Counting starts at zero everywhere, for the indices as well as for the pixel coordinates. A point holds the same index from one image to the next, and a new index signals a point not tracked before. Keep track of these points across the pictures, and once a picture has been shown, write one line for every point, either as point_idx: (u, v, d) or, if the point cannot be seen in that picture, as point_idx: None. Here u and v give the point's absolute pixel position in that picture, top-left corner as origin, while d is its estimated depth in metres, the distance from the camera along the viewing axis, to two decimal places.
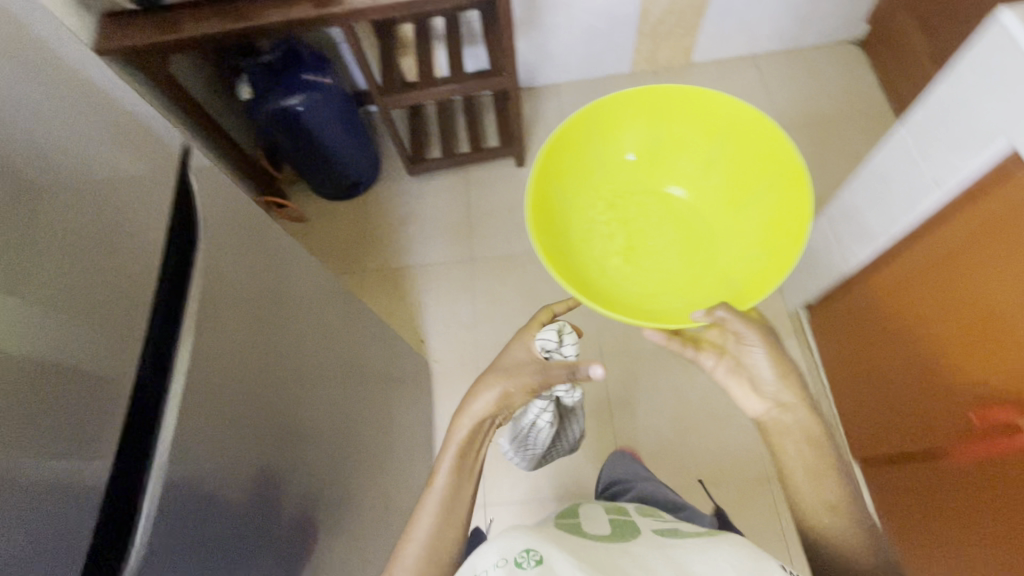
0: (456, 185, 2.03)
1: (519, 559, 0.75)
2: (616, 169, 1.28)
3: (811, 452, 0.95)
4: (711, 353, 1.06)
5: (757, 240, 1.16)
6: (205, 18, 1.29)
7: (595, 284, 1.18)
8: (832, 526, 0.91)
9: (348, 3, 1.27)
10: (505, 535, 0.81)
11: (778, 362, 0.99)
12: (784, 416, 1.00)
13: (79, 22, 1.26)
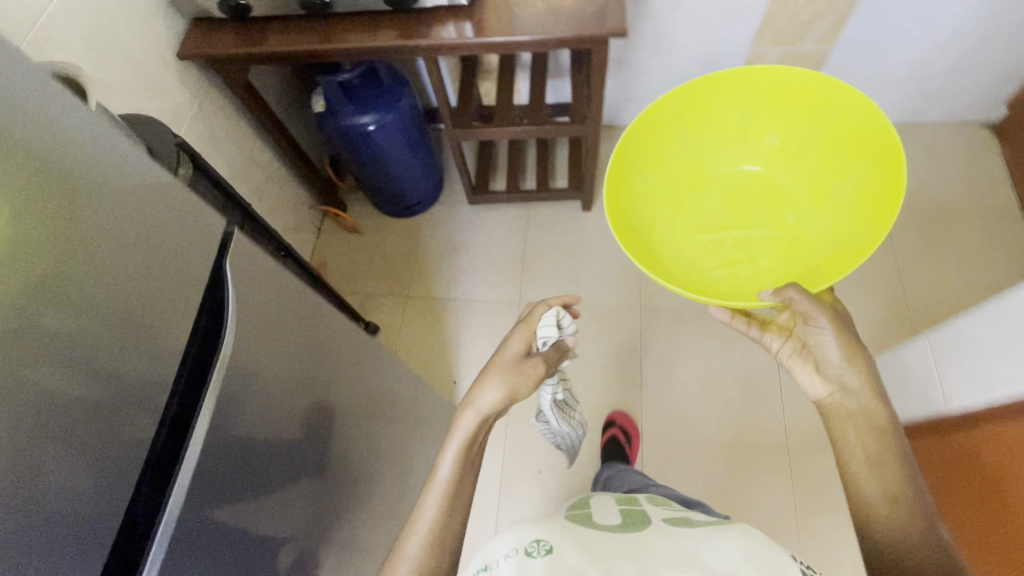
0: (515, 219, 1.94)
1: (529, 548, 0.78)
2: (700, 149, 1.22)
3: (873, 441, 0.81)
4: (778, 335, 0.97)
5: (847, 223, 1.08)
6: (289, 34, 1.26)
7: (672, 269, 1.14)
8: (890, 525, 0.75)
9: (433, 37, 1.20)
10: (517, 525, 0.84)
11: (848, 343, 0.86)
12: (848, 399, 0.86)
13: (168, 24, 1.26)
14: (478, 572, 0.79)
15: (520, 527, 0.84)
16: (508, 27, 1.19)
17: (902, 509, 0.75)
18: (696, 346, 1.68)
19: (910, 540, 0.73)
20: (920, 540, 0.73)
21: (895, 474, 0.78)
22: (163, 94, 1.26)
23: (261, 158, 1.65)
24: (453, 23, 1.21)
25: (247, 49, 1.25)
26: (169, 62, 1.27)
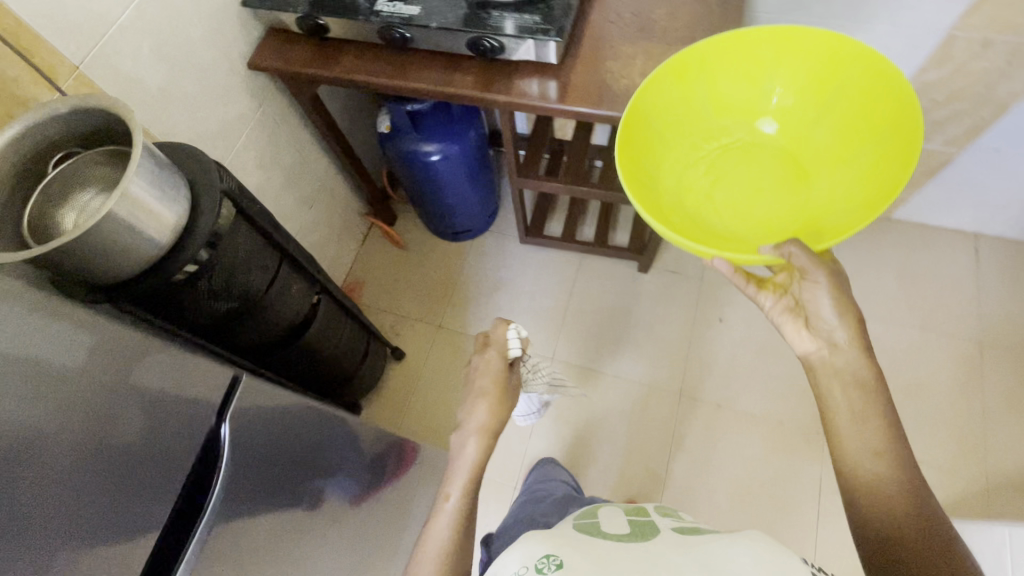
0: (566, 268, 1.83)
1: (539, 564, 0.70)
2: (713, 89, 1.06)
3: (857, 391, 0.81)
4: (771, 294, 0.92)
5: (869, 174, 0.93)
6: (362, 62, 1.18)
7: (667, 215, 1.01)
8: (866, 479, 0.76)
9: (511, 95, 1.10)
10: (525, 543, 0.76)
11: (843, 306, 0.82)
12: (836, 355, 0.84)
13: (245, 32, 1.21)
14: None
15: (524, 542, 0.77)
16: (594, 97, 1.07)
17: (882, 464, 0.75)
18: (731, 448, 1.55)
19: (882, 490, 0.74)
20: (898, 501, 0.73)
21: (877, 428, 0.78)
22: (228, 102, 1.22)
23: (317, 166, 1.60)
24: (535, 82, 1.11)
25: (318, 71, 1.18)
26: (240, 69, 1.22)
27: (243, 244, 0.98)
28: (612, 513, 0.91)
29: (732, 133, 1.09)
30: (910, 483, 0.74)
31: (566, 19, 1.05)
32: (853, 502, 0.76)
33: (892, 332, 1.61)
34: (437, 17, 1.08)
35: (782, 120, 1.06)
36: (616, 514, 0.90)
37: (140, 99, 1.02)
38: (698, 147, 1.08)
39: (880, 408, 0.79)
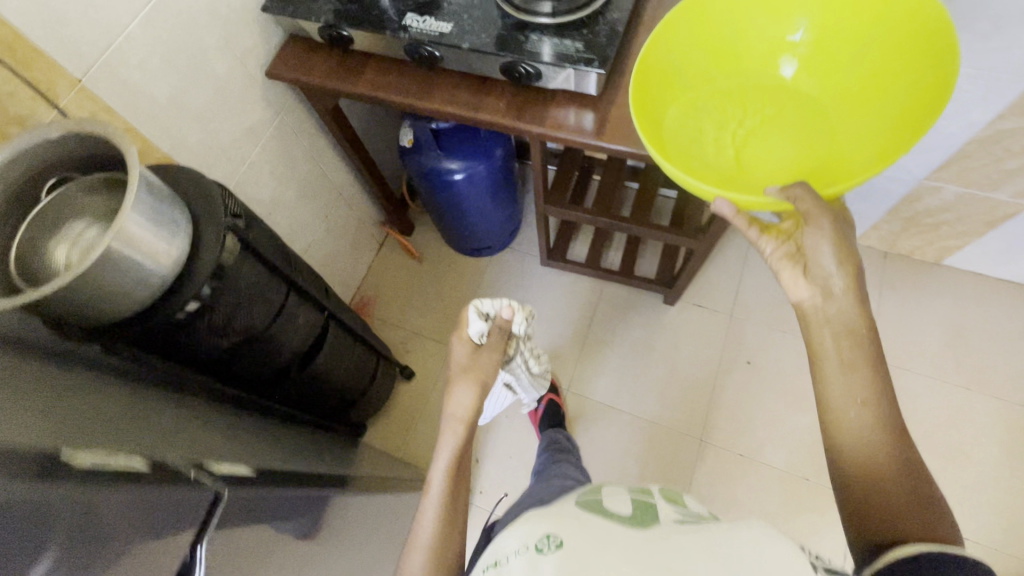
0: (588, 294, 1.75)
1: (539, 544, 0.62)
2: (738, 22, 0.99)
3: (846, 343, 0.76)
4: (774, 240, 0.87)
5: (892, 126, 0.88)
6: (385, 77, 1.09)
7: (677, 158, 0.97)
8: (852, 432, 0.72)
9: (545, 126, 1.01)
10: (527, 521, 0.68)
11: (845, 258, 0.78)
12: (828, 302, 0.79)
13: (265, 37, 1.14)
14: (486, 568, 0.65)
15: (528, 520, 0.70)
16: (636, 134, 0.98)
17: (867, 415, 0.71)
18: (753, 503, 1.46)
19: (869, 444, 0.70)
20: (880, 459, 0.69)
21: (863, 378, 0.73)
22: (242, 111, 1.14)
23: (334, 175, 1.52)
24: (573, 113, 1.02)
25: (340, 85, 1.10)
26: (256, 76, 1.15)
27: (245, 279, 0.91)
28: (615, 495, 0.75)
29: (751, 70, 1.01)
30: (895, 438, 0.70)
31: (612, 47, 0.96)
32: (839, 458, 0.72)
33: (935, 387, 1.54)
34: (470, 37, 0.99)
35: (806, 57, 0.98)
36: (621, 497, 0.74)
37: (148, 111, 0.94)
38: (715, 83, 1.01)
39: (872, 365, 0.73)
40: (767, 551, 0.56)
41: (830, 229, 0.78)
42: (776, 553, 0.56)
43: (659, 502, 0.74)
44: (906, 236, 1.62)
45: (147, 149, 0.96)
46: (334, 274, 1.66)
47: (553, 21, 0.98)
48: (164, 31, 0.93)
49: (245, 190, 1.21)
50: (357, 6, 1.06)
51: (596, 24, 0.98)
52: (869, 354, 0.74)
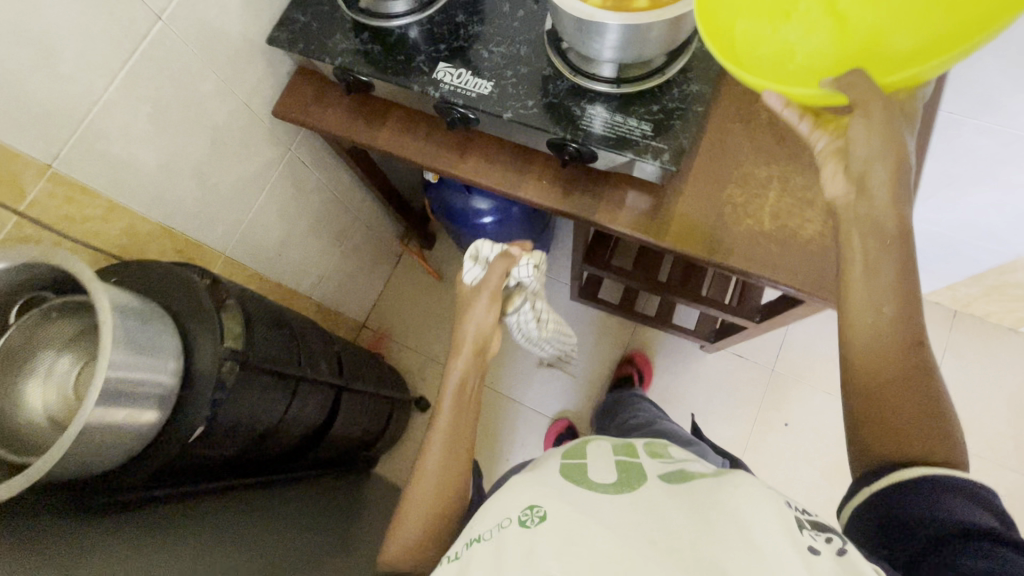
0: (618, 332, 1.63)
1: (522, 517, 0.58)
2: None
3: (871, 251, 0.57)
4: (827, 134, 0.63)
5: None
6: (409, 134, 0.94)
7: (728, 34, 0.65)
8: (868, 341, 0.56)
9: (594, 216, 0.86)
10: (510, 493, 0.65)
11: (891, 149, 0.56)
12: (862, 202, 0.58)
13: (273, 68, 0.97)
14: (469, 543, 0.61)
15: (518, 487, 0.65)
16: (704, 236, 0.82)
17: (885, 323, 0.55)
18: None
19: (881, 350, 0.55)
20: (899, 373, 0.53)
21: (890, 279, 0.55)
22: (246, 156, 1.00)
23: (350, 197, 1.39)
24: (629, 202, 0.86)
25: (359, 137, 0.95)
26: (262, 115, 0.99)
27: (247, 393, 0.82)
28: (593, 453, 0.69)
29: None
30: (913, 350, 0.54)
31: (688, 133, 0.77)
32: (848, 369, 0.57)
33: (987, 469, 1.43)
34: (514, 105, 0.82)
35: None
36: (600, 455, 0.69)
37: (136, 180, 0.82)
38: None
39: (906, 263, 0.55)
40: (745, 507, 0.51)
41: (882, 120, 0.56)
42: (754, 508, 0.51)
43: (646, 460, 0.67)
44: (982, 302, 1.45)
45: (137, 222, 0.84)
46: (349, 297, 1.56)
47: (615, 91, 0.79)
48: (151, 88, 0.78)
49: (251, 238, 1.09)
50: (380, 48, 0.88)
51: (670, 98, 0.79)
52: (907, 260, 0.56)
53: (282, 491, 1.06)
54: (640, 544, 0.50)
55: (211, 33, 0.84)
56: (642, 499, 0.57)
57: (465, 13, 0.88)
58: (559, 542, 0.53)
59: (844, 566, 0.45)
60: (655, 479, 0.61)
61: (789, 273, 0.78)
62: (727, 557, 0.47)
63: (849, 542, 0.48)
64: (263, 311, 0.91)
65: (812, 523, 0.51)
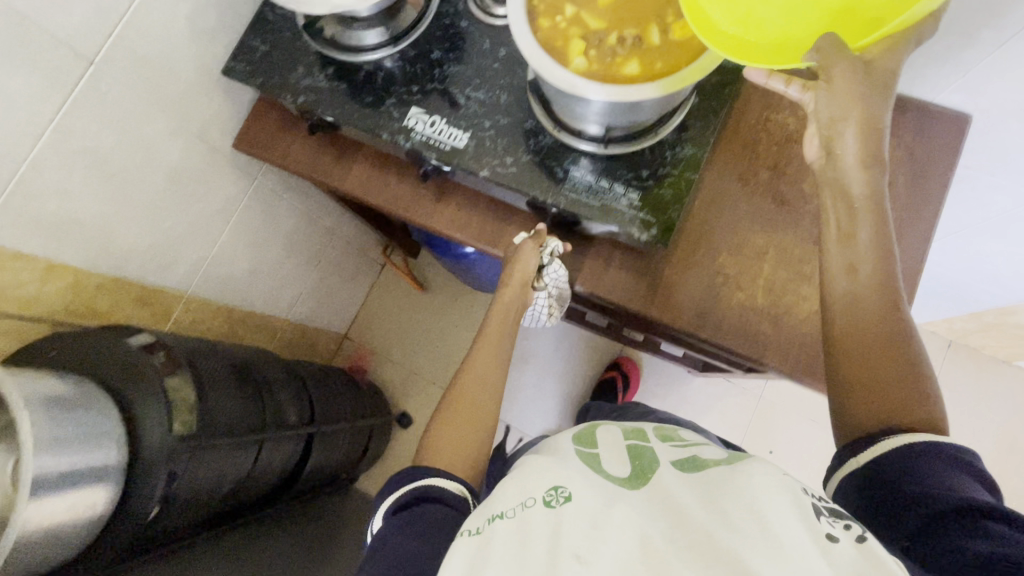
0: (605, 351, 1.59)
1: (546, 498, 0.51)
2: None
3: (847, 224, 0.58)
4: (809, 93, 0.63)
5: None
6: (378, 179, 0.86)
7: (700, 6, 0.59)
8: (844, 312, 0.57)
9: (576, 280, 0.80)
10: (526, 470, 0.57)
11: (868, 125, 0.57)
12: (829, 168, 0.59)
13: (232, 96, 0.89)
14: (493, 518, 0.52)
15: (530, 466, 0.57)
16: (692, 309, 0.77)
17: (862, 284, 0.57)
18: None
19: (859, 318, 0.56)
20: (874, 348, 0.55)
21: (868, 248, 0.57)
22: (206, 192, 0.93)
23: (328, 215, 1.31)
24: (613, 267, 0.80)
25: (329, 179, 0.87)
26: (222, 149, 0.91)
27: (207, 463, 0.77)
28: (603, 438, 0.60)
29: None
30: (882, 328, 0.56)
31: (679, 206, 0.71)
32: (835, 341, 0.58)
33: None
34: (491, 161, 0.75)
35: None
36: (611, 441, 0.60)
37: (77, 235, 0.75)
38: None
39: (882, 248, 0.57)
40: (764, 498, 0.46)
41: (847, 87, 0.56)
42: (771, 497, 0.46)
43: (657, 444, 0.58)
44: (978, 336, 1.40)
45: (82, 277, 0.78)
46: (328, 312, 1.50)
47: (601, 151, 0.73)
48: (86, 137, 0.71)
49: (216, 272, 1.03)
50: (347, 86, 0.80)
51: (661, 163, 0.72)
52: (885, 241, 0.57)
53: (260, 533, 1.02)
54: (656, 538, 0.45)
55: (156, 69, 0.76)
56: (657, 488, 0.50)
57: (441, 49, 0.79)
58: (584, 526, 0.47)
59: (864, 558, 0.42)
60: (669, 466, 0.53)
61: (780, 355, 0.74)
62: (749, 548, 0.43)
63: (867, 530, 0.45)
64: (221, 372, 0.85)
65: (827, 509, 0.47)
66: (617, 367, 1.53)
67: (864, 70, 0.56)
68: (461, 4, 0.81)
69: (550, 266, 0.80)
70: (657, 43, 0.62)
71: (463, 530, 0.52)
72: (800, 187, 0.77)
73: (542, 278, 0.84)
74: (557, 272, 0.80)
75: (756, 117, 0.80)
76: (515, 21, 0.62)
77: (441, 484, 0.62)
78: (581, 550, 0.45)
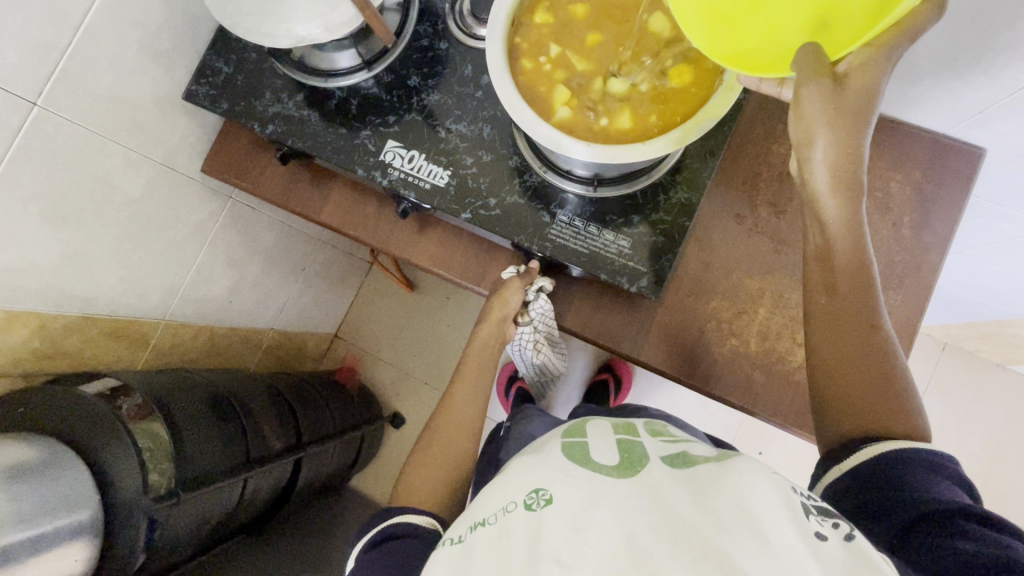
0: None
1: (527, 500, 0.47)
2: None
3: (832, 257, 0.54)
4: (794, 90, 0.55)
5: None
6: (357, 212, 0.81)
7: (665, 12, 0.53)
8: (825, 340, 0.54)
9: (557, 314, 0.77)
10: (519, 466, 0.53)
11: (841, 150, 0.51)
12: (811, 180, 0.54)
13: (199, 119, 0.83)
14: (474, 525, 0.49)
15: (512, 467, 0.54)
16: (681, 353, 0.74)
17: (852, 334, 0.53)
18: None
19: (843, 340, 0.53)
20: (852, 388, 0.52)
21: (853, 294, 0.53)
22: (177, 219, 0.88)
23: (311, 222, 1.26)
24: (601, 307, 0.76)
25: (303, 211, 0.82)
26: (191, 174, 0.86)
27: (189, 509, 0.76)
28: (593, 429, 0.56)
29: None
30: (869, 365, 0.52)
31: (674, 256, 0.67)
32: (814, 354, 0.55)
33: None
34: (474, 203, 0.70)
35: None
36: (601, 432, 0.55)
37: (36, 282, 0.71)
38: None
39: (866, 290, 0.53)
40: (753, 493, 0.42)
41: (824, 96, 0.49)
42: (759, 494, 0.42)
43: (646, 438, 0.54)
44: (979, 343, 1.35)
45: (48, 321, 0.75)
46: (317, 316, 1.47)
47: (590, 193, 0.69)
48: (35, 180, 0.66)
49: (194, 296, 0.99)
50: (318, 115, 0.74)
51: (654, 208, 0.68)
52: (867, 276, 0.54)
53: (255, 553, 1.02)
54: (642, 535, 0.41)
55: (109, 101, 0.70)
56: (644, 482, 0.46)
57: (419, 75, 0.74)
58: (564, 527, 0.43)
59: (859, 561, 0.38)
60: (658, 462, 0.49)
61: (773, 407, 0.71)
62: (737, 548, 0.39)
63: (856, 529, 0.41)
64: (198, 412, 0.83)
65: (816, 507, 0.43)
66: (608, 368, 1.41)
67: (831, 87, 0.49)
68: (439, 23, 0.75)
69: (535, 303, 0.75)
70: (646, 91, 0.58)
71: (445, 539, 0.51)
72: (800, 226, 0.73)
73: (527, 312, 0.78)
74: (545, 309, 0.75)
75: (757, 149, 0.76)
76: (493, 63, 0.57)
77: (405, 520, 0.62)
78: (562, 554, 0.42)
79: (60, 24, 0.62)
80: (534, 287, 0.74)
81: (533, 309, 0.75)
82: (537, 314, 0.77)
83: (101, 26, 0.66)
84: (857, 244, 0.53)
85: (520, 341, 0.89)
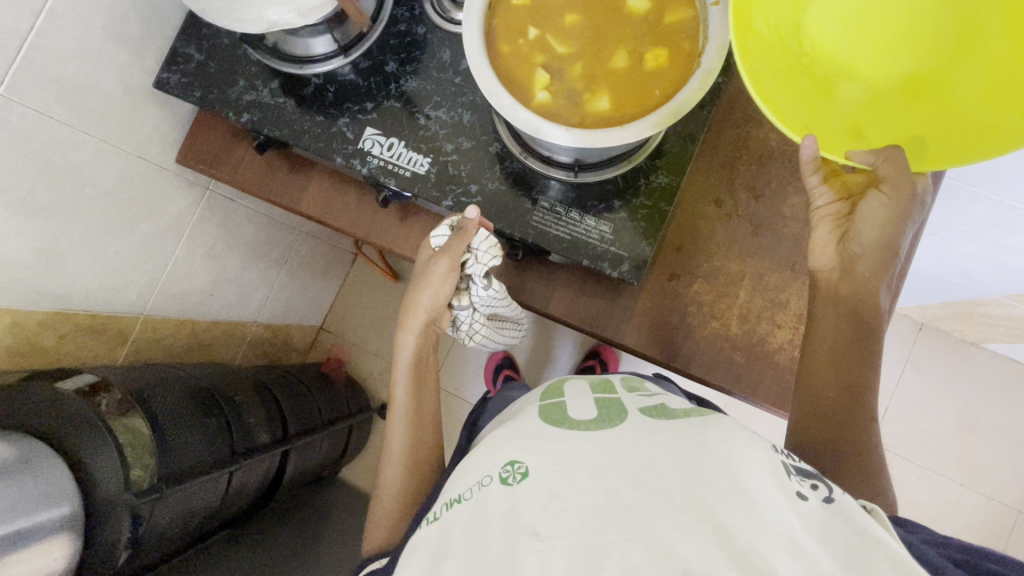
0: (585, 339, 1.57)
1: (502, 475, 0.46)
2: None
3: (832, 343, 0.58)
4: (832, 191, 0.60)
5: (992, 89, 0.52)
6: (336, 199, 0.80)
7: (884, 125, 0.58)
8: (809, 393, 0.58)
9: (525, 297, 0.77)
10: (491, 443, 0.52)
11: (884, 247, 0.57)
12: (847, 281, 0.58)
13: (167, 107, 0.81)
14: (449, 504, 0.49)
15: (488, 441, 0.53)
16: (664, 333, 0.74)
17: (825, 385, 0.57)
18: None
19: (825, 429, 0.56)
20: (842, 457, 0.54)
21: (847, 373, 0.57)
22: (150, 212, 0.85)
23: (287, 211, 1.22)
24: (584, 292, 0.76)
25: (283, 201, 0.81)
26: (164, 165, 0.84)
27: (172, 504, 0.75)
28: (570, 388, 0.57)
29: None
30: (847, 393, 0.56)
31: (653, 238, 0.68)
32: (800, 410, 0.58)
33: (927, 480, 1.38)
34: (454, 189, 0.70)
35: None
36: (580, 391, 0.56)
37: (4, 278, 0.69)
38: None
39: (867, 362, 0.57)
40: (739, 452, 0.41)
41: (892, 206, 0.55)
42: (744, 451, 0.41)
43: (625, 395, 0.55)
44: (953, 322, 1.32)
45: (20, 317, 0.73)
46: (301, 309, 1.46)
47: (572, 178, 0.68)
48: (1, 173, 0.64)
49: (172, 290, 0.97)
50: (295, 102, 0.73)
51: (636, 192, 0.69)
52: (852, 359, 0.57)
53: (259, 544, 1.04)
54: (622, 492, 0.41)
55: (73, 89, 0.68)
56: (622, 432, 0.47)
57: (396, 61, 0.72)
58: (541, 498, 0.43)
59: (839, 518, 0.38)
60: (636, 415, 0.50)
61: (753, 388, 0.73)
62: (722, 506, 0.38)
63: (836, 487, 0.41)
64: (181, 406, 0.82)
65: (794, 468, 0.43)
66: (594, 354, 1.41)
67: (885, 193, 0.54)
68: (417, 6, 0.73)
69: (480, 287, 0.69)
70: (626, 73, 0.58)
71: (426, 519, 0.51)
72: (777, 208, 0.74)
73: (467, 293, 0.73)
74: (489, 261, 0.66)
75: (735, 133, 0.76)
76: (471, 47, 0.56)
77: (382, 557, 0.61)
78: (539, 526, 0.41)
79: (21, 10, 0.61)
80: (469, 230, 0.64)
81: (472, 264, 0.66)
82: (475, 273, 0.67)
83: (64, 11, 0.64)
84: (850, 321, 0.57)
85: (461, 323, 0.79)
